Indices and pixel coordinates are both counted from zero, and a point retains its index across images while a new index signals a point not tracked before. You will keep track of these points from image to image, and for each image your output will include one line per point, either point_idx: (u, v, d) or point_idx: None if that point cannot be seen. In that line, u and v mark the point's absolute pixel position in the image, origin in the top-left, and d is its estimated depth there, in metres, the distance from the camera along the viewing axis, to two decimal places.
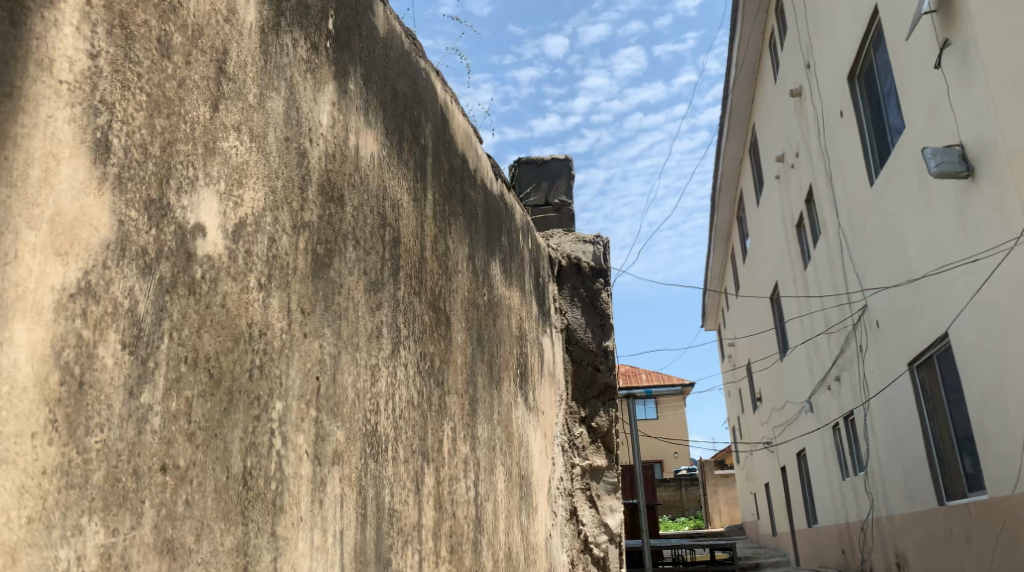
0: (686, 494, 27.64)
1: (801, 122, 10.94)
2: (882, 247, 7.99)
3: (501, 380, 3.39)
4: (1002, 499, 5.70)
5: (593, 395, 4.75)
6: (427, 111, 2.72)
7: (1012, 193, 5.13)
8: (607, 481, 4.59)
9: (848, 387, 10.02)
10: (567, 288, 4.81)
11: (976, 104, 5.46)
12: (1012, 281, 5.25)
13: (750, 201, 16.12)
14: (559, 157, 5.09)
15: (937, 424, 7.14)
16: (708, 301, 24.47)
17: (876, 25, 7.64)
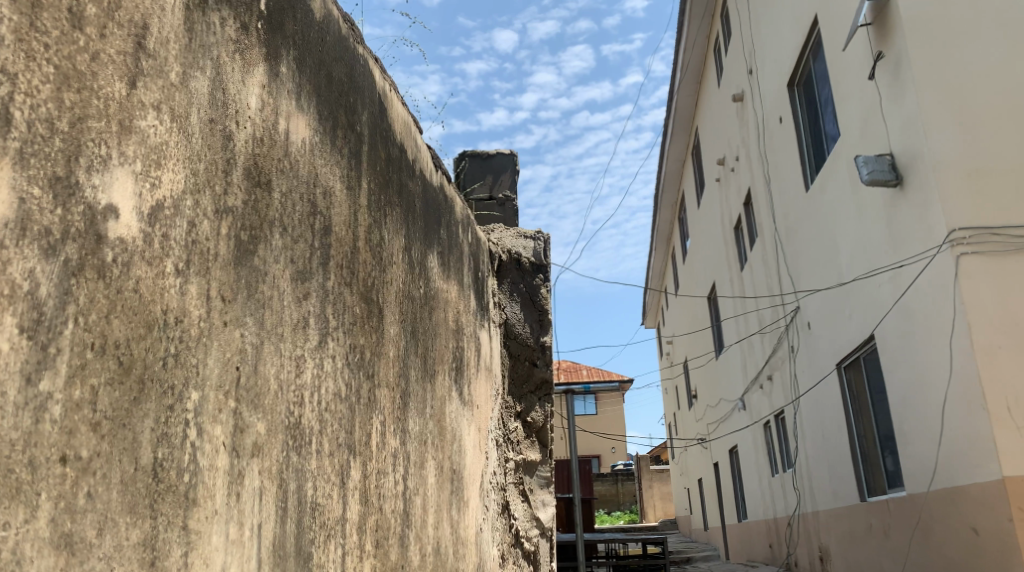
0: (621, 488, 27.99)
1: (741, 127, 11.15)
2: (816, 250, 8.19)
3: (434, 373, 3.37)
4: (919, 496, 5.90)
5: (529, 390, 4.79)
6: (364, 98, 2.67)
7: (935, 202, 5.30)
8: (539, 476, 4.73)
9: (780, 386, 10.25)
10: (507, 283, 4.79)
11: (906, 115, 5.63)
12: (934, 287, 5.43)
13: (692, 202, 16.37)
14: (504, 151, 5.11)
15: (861, 423, 7.35)
16: (649, 300, 24.82)
17: (816, 35, 7.82)
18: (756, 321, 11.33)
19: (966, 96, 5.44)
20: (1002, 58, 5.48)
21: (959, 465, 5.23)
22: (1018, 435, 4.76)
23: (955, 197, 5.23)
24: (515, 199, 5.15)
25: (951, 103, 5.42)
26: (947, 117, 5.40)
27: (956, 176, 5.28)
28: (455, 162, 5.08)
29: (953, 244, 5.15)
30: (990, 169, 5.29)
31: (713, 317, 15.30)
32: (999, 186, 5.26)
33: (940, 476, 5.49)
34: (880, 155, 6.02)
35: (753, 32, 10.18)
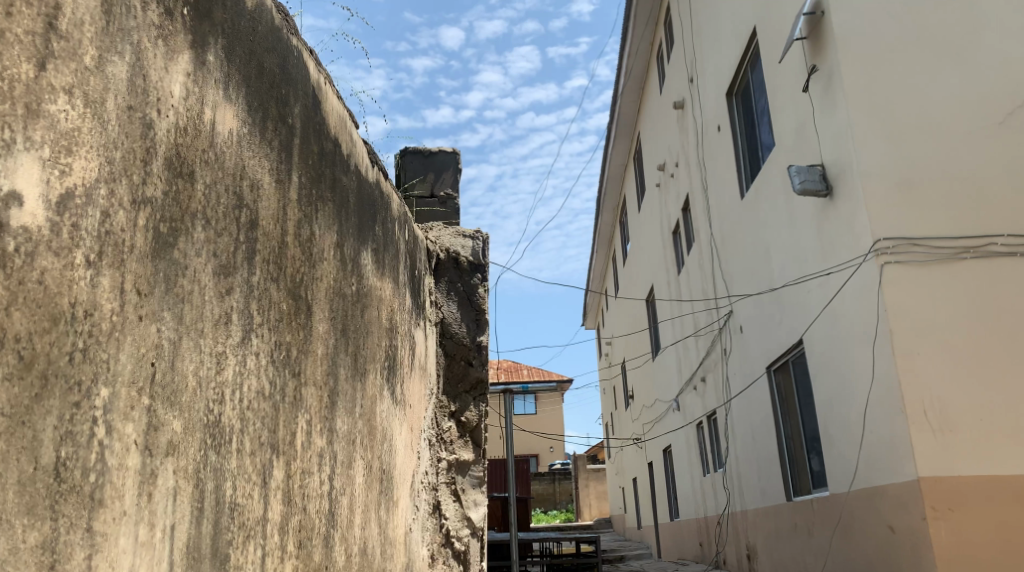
0: (559, 487, 28.16)
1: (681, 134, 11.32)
2: (749, 256, 8.38)
3: (366, 372, 3.33)
4: (841, 496, 6.08)
5: (464, 390, 4.75)
6: (296, 91, 2.62)
7: (862, 213, 5.47)
8: (472, 475, 4.63)
9: (712, 388, 10.44)
10: (445, 282, 4.79)
11: (837, 128, 5.80)
12: (858, 295, 5.60)
13: (633, 207, 16.56)
14: (446, 150, 5.11)
15: (789, 425, 7.53)
16: (590, 301, 25.03)
17: (754, 46, 8.00)
18: (692, 324, 11.53)
19: (894, 111, 5.61)
20: (930, 75, 5.66)
21: (878, 466, 5.40)
22: (933, 437, 4.93)
23: (880, 209, 5.41)
24: (458, 198, 5.11)
25: (879, 118, 5.60)
26: (875, 131, 5.57)
27: (881, 188, 5.46)
28: (397, 158, 5.09)
29: (878, 253, 5.32)
30: (915, 182, 5.46)
31: (650, 319, 15.50)
32: (923, 199, 5.43)
33: (861, 476, 5.66)
34: (812, 165, 6.18)
35: (694, 41, 10.36)
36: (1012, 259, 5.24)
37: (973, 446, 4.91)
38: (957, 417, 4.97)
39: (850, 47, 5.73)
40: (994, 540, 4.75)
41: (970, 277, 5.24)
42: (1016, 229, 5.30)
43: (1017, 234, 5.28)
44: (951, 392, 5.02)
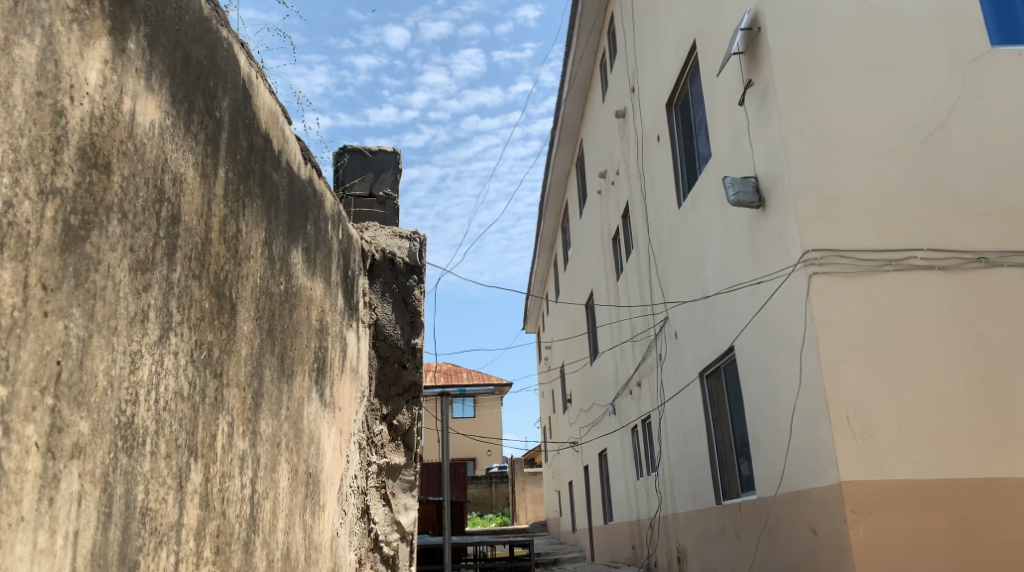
0: (495, 490, 28.15)
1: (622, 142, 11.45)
2: (685, 264, 8.50)
3: (293, 373, 3.26)
4: (767, 500, 6.21)
5: (397, 393, 4.72)
6: (225, 84, 2.55)
7: (793, 225, 5.59)
8: (403, 479, 4.59)
9: (647, 392, 10.56)
10: (379, 283, 4.72)
11: (770, 142, 5.93)
12: (787, 304, 5.72)
13: (574, 213, 16.68)
14: (386, 149, 5.10)
15: (719, 430, 7.66)
16: (531, 305, 25.14)
17: (694, 59, 8.13)
18: (629, 329, 11.64)
19: (826, 127, 5.75)
20: (859, 93, 5.83)
21: (803, 471, 5.52)
22: (855, 444, 5.07)
23: (810, 222, 5.53)
24: (397, 198, 5.07)
25: (811, 133, 5.73)
26: (807, 145, 5.70)
27: (811, 201, 5.59)
28: (335, 156, 5.05)
29: (807, 264, 5.43)
30: (844, 196, 5.61)
31: (589, 324, 15.63)
32: (851, 212, 5.58)
33: (787, 480, 5.79)
34: (746, 177, 6.30)
35: (636, 51, 10.49)
36: (931, 272, 5.45)
37: (891, 451, 5.07)
38: (877, 423, 5.12)
39: (784, 63, 5.86)
40: (911, 542, 4.91)
41: (892, 289, 5.41)
42: (934, 244, 5.51)
43: (935, 249, 5.50)
44: (872, 399, 5.17)
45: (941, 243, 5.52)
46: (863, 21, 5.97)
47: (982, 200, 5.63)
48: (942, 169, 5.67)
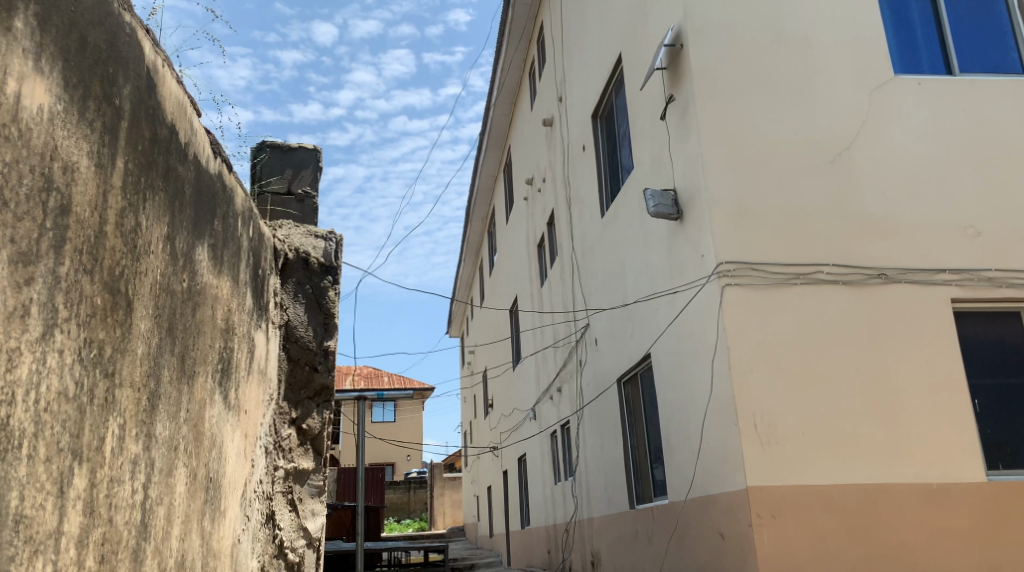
0: (413, 496, 27.93)
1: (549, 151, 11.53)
2: (606, 272, 8.61)
3: (194, 374, 3.14)
4: (678, 504, 6.32)
5: (307, 396, 4.58)
6: (127, 71, 2.44)
7: (708, 237, 5.72)
8: (311, 484, 4.50)
9: (567, 398, 10.62)
10: (292, 283, 4.62)
11: (689, 157, 6.06)
12: (701, 313, 5.84)
13: (500, 219, 16.71)
14: (306, 146, 5.01)
15: (635, 436, 7.76)
16: (455, 310, 25.08)
17: (619, 72, 8.24)
18: (551, 335, 11.71)
19: (743, 143, 5.90)
20: (775, 112, 6.00)
21: (712, 477, 5.64)
22: (761, 450, 5.20)
23: (724, 235, 5.67)
24: (316, 197, 4.97)
25: (729, 149, 5.88)
26: (723, 160, 5.84)
27: (726, 215, 5.72)
28: (252, 152, 4.92)
29: (720, 275, 5.56)
30: (756, 211, 5.76)
31: (512, 330, 15.67)
32: (763, 227, 5.73)
33: (697, 485, 5.91)
34: (665, 189, 6.41)
35: (564, 61, 10.58)
36: (836, 286, 5.64)
37: (795, 457, 5.22)
38: (782, 431, 5.27)
39: (704, 81, 6.00)
40: (811, 545, 5.06)
41: (799, 302, 5.58)
42: (839, 259, 5.71)
43: (840, 265, 5.70)
44: (778, 408, 5.32)
45: (846, 258, 5.73)
46: (780, 44, 6.16)
47: (886, 219, 5.85)
48: (849, 188, 5.87)
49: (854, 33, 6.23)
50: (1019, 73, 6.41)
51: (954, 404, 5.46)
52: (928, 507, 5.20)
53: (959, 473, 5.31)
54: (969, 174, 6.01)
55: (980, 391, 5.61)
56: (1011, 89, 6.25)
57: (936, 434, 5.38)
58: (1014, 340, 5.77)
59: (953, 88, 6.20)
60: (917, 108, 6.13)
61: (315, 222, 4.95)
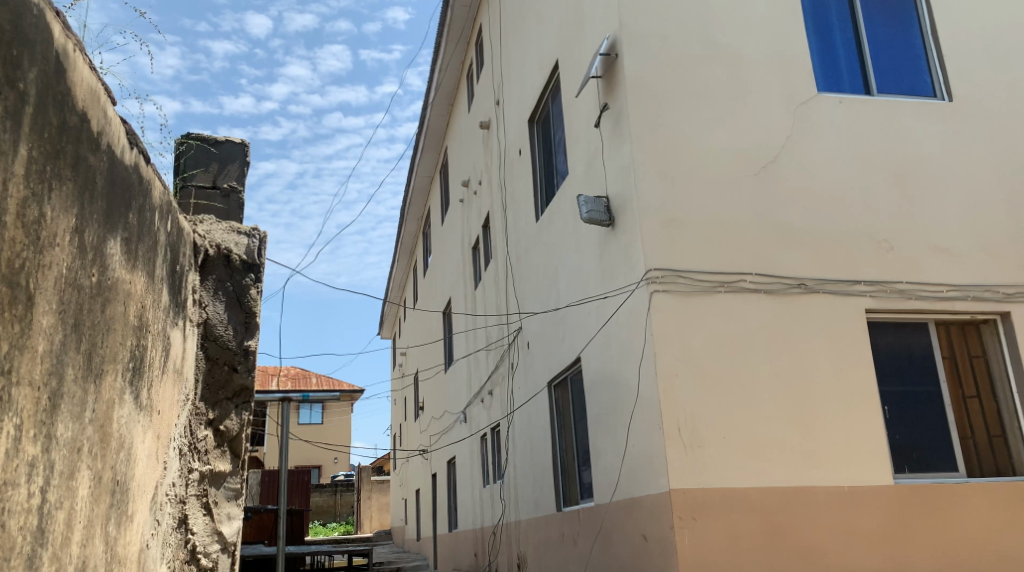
0: (340, 498, 27.57)
1: (485, 153, 11.52)
2: (539, 276, 8.63)
3: (102, 373, 3.02)
4: (602, 507, 6.38)
5: (225, 397, 4.45)
6: (31, 54, 2.36)
7: (638, 244, 5.79)
8: (228, 487, 4.38)
9: (498, 401, 10.62)
10: (212, 280, 4.48)
11: (621, 164, 6.12)
12: (630, 318, 5.90)
13: (435, 220, 16.62)
14: (233, 139, 4.87)
15: (564, 439, 7.79)
16: (387, 311, 24.84)
17: (555, 78, 8.28)
18: (483, 338, 11.70)
19: (673, 153, 5.99)
20: (704, 124, 6.11)
21: (636, 479, 5.71)
22: (684, 453, 5.29)
23: (654, 243, 5.74)
24: (242, 192, 4.85)
25: (661, 158, 5.96)
26: (654, 169, 5.92)
27: (655, 222, 5.80)
28: (177, 142, 4.77)
29: (649, 282, 5.63)
30: (684, 219, 5.85)
31: (445, 332, 15.60)
32: (691, 235, 5.82)
33: (621, 487, 5.97)
34: (598, 196, 6.46)
35: (502, 64, 10.59)
36: (757, 295, 5.77)
37: (715, 461, 5.32)
38: (703, 434, 5.36)
39: (638, 90, 6.08)
40: (729, 546, 5.15)
41: (722, 309, 5.68)
42: (762, 269, 5.85)
43: (762, 274, 5.83)
44: (701, 412, 5.41)
45: (768, 268, 5.86)
46: (710, 57, 6.28)
47: (807, 231, 6.01)
48: (773, 200, 6.02)
49: (780, 49, 6.40)
50: (932, 96, 6.66)
51: (867, 411, 5.64)
52: (840, 510, 5.36)
53: (870, 477, 5.48)
54: (885, 189, 6.21)
55: (890, 398, 5.81)
56: (926, 110, 6.48)
57: (849, 439, 5.55)
58: (922, 350, 5.99)
59: (872, 108, 6.40)
60: (838, 125, 6.31)
61: (241, 218, 4.82)
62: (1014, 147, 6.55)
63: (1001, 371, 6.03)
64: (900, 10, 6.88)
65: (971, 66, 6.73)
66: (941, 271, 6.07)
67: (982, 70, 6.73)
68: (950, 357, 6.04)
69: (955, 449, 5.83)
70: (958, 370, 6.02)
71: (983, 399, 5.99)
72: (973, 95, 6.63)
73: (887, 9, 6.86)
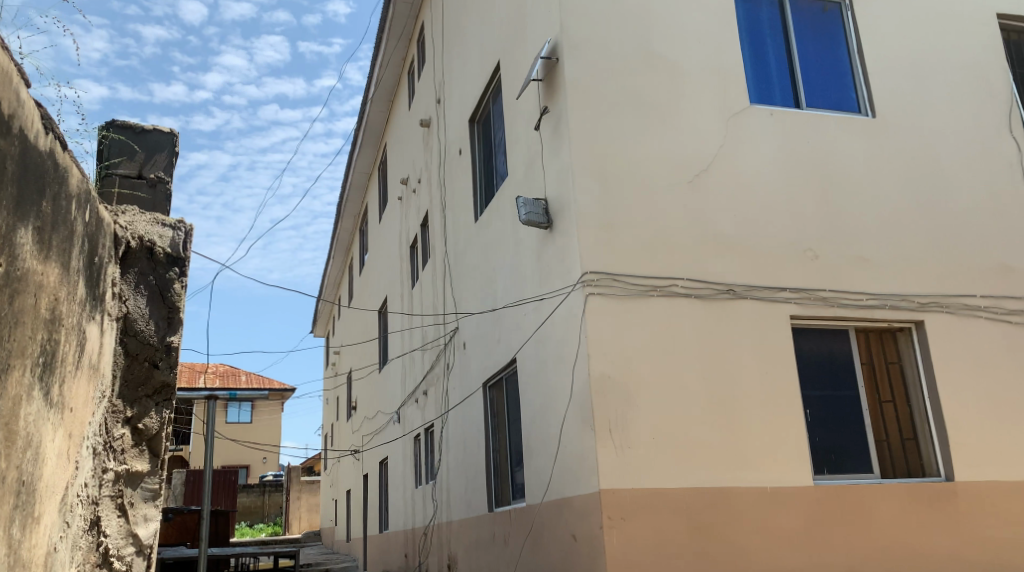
0: (268, 499, 27.04)
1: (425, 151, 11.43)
2: (477, 276, 8.60)
3: (7, 368, 2.89)
4: (533, 507, 6.39)
5: (145, 394, 4.30)
6: None
7: (575, 247, 5.81)
8: (145, 488, 4.23)
9: (432, 401, 10.55)
10: (134, 273, 4.31)
11: (560, 168, 6.14)
12: (565, 320, 5.93)
13: (373, 218, 16.45)
14: (161, 128, 4.74)
15: (497, 439, 7.78)
16: (321, 309, 24.47)
17: (497, 79, 8.28)
18: (419, 337, 11.60)
19: (610, 159, 6.03)
20: (641, 131, 6.17)
21: (567, 480, 5.73)
22: (614, 454, 5.33)
23: (590, 246, 5.77)
24: (170, 183, 4.69)
25: (599, 162, 6.00)
26: (592, 173, 5.95)
27: (590, 226, 5.82)
28: (99, 131, 4.59)
29: (584, 285, 5.66)
30: (619, 224, 5.89)
31: (381, 330, 15.44)
32: (626, 240, 5.87)
33: (552, 488, 5.99)
34: (537, 198, 6.46)
35: (443, 63, 10.53)
36: (688, 299, 5.85)
37: (643, 462, 5.37)
38: (632, 436, 5.40)
39: (577, 94, 6.10)
40: (656, 546, 5.20)
41: (655, 313, 5.74)
42: (693, 274, 5.93)
43: (694, 279, 5.92)
44: (632, 414, 5.45)
45: (699, 273, 5.95)
46: (648, 64, 6.35)
47: (737, 238, 6.11)
48: (705, 207, 6.11)
49: (716, 59, 6.51)
50: (857, 111, 6.86)
51: (791, 414, 5.77)
52: (762, 510, 5.46)
53: (792, 478, 5.61)
54: (812, 200, 6.37)
55: (811, 402, 5.96)
56: (852, 123, 6.66)
57: (773, 442, 5.66)
58: (843, 356, 6.16)
59: (801, 120, 6.56)
60: (769, 136, 6.43)
61: (167, 210, 4.66)
62: (934, 161, 6.77)
63: (915, 376, 6.23)
64: (828, 26, 7.07)
65: (895, 82, 6.94)
66: (863, 280, 6.25)
67: (906, 86, 6.95)
68: (868, 363, 6.22)
69: (870, 451, 6.00)
70: (875, 375, 6.21)
71: (897, 404, 6.18)
72: (897, 110, 6.85)
73: (817, 25, 7.05)
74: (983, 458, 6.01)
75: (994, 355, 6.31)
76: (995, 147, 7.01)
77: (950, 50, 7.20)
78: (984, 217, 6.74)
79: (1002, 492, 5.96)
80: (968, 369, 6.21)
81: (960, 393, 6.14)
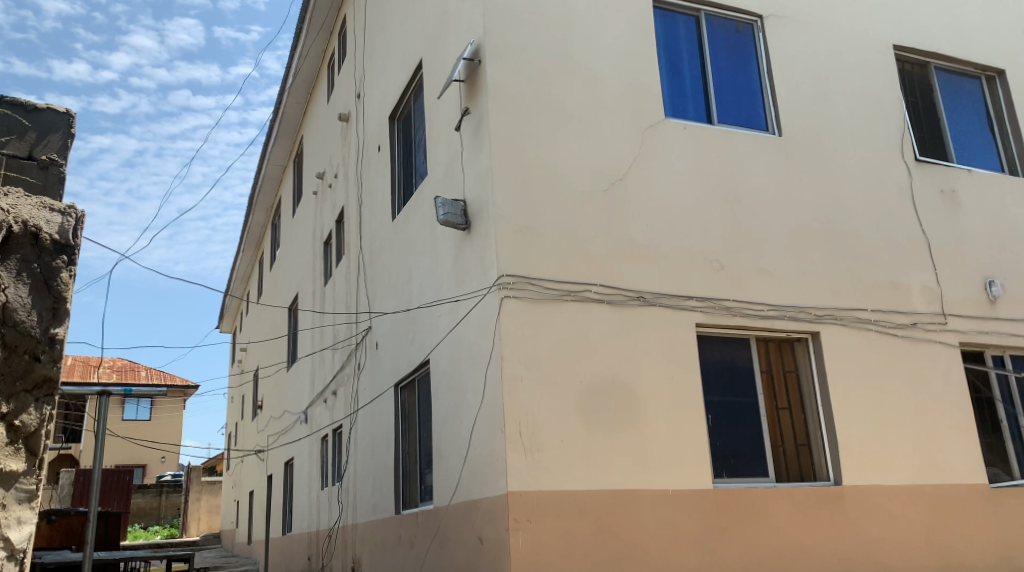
0: (164, 500, 26.06)
1: (342, 147, 11.21)
2: (392, 275, 8.44)
3: None
4: (441, 509, 6.30)
5: (23, 389, 4.00)
6: None
7: (492, 250, 5.76)
8: (20, 489, 3.92)
9: (341, 401, 10.32)
10: (15, 260, 4.02)
11: (479, 170, 6.07)
12: (479, 323, 5.86)
13: (286, 213, 16.05)
14: (56, 107, 4.45)
15: (408, 441, 7.64)
16: (229, 304, 23.75)
17: (418, 78, 8.18)
18: (330, 336, 11.35)
19: (530, 163, 6.01)
20: (559, 138, 6.16)
21: (475, 482, 5.67)
22: (523, 457, 5.29)
23: (507, 249, 5.72)
24: (64, 166, 4.40)
25: (517, 166, 5.96)
26: (511, 177, 5.91)
27: (507, 229, 5.78)
28: None
29: (500, 287, 5.61)
30: (535, 228, 5.87)
31: (290, 327, 15.05)
32: (541, 244, 5.84)
33: (460, 490, 5.91)
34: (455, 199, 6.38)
35: (364, 59, 10.34)
36: (601, 305, 5.86)
37: (552, 466, 5.35)
38: (541, 440, 5.38)
39: (498, 97, 6.06)
40: (562, 549, 5.18)
41: (568, 317, 5.73)
42: (606, 280, 5.95)
43: (607, 285, 5.94)
44: (542, 418, 5.43)
45: (613, 279, 5.98)
46: (569, 70, 6.35)
47: (648, 246, 6.16)
48: (620, 215, 6.15)
49: (634, 69, 6.57)
50: (765, 130, 7.04)
51: (696, 420, 5.85)
52: (665, 514, 5.52)
53: (696, 483, 5.69)
54: (723, 211, 6.49)
55: (714, 408, 6.06)
56: (763, 140, 6.84)
57: (678, 448, 5.73)
58: (747, 364, 6.29)
59: (712, 134, 6.68)
60: (681, 148, 6.53)
61: (59, 194, 4.37)
62: (835, 179, 7.01)
63: (810, 385, 6.41)
64: (742, 46, 7.23)
65: (803, 102, 7.16)
66: (767, 291, 6.41)
67: (813, 106, 7.18)
68: (767, 372, 6.36)
69: (767, 458, 6.14)
70: (774, 383, 6.36)
71: (794, 412, 6.34)
72: (805, 128, 7.06)
73: (732, 44, 7.20)
74: (873, 465, 6.24)
75: (885, 367, 6.56)
76: (892, 168, 7.30)
77: (855, 73, 7.49)
78: (881, 235, 7.01)
79: (890, 497, 6.21)
80: (863, 380, 6.44)
81: (855, 401, 6.36)
